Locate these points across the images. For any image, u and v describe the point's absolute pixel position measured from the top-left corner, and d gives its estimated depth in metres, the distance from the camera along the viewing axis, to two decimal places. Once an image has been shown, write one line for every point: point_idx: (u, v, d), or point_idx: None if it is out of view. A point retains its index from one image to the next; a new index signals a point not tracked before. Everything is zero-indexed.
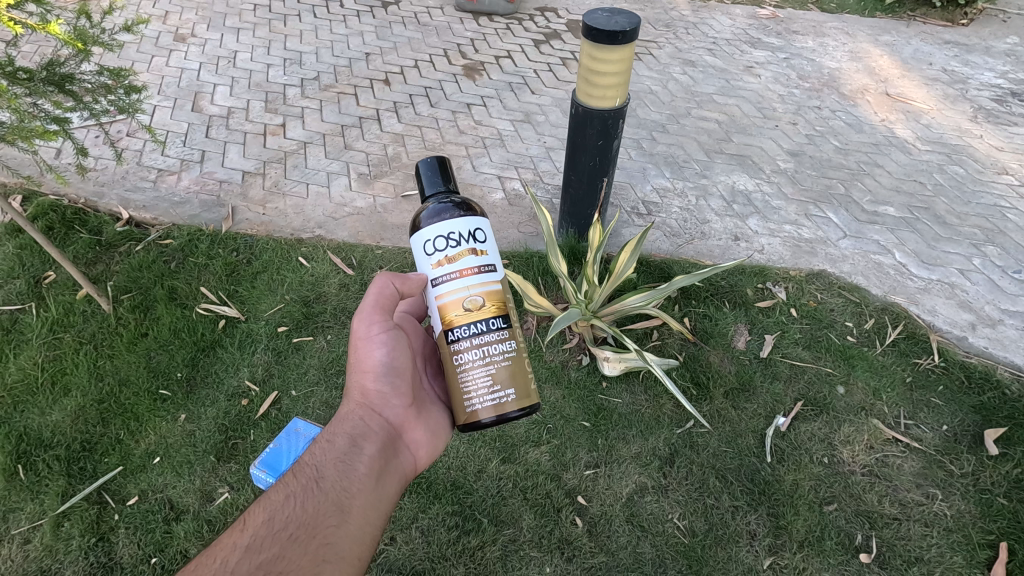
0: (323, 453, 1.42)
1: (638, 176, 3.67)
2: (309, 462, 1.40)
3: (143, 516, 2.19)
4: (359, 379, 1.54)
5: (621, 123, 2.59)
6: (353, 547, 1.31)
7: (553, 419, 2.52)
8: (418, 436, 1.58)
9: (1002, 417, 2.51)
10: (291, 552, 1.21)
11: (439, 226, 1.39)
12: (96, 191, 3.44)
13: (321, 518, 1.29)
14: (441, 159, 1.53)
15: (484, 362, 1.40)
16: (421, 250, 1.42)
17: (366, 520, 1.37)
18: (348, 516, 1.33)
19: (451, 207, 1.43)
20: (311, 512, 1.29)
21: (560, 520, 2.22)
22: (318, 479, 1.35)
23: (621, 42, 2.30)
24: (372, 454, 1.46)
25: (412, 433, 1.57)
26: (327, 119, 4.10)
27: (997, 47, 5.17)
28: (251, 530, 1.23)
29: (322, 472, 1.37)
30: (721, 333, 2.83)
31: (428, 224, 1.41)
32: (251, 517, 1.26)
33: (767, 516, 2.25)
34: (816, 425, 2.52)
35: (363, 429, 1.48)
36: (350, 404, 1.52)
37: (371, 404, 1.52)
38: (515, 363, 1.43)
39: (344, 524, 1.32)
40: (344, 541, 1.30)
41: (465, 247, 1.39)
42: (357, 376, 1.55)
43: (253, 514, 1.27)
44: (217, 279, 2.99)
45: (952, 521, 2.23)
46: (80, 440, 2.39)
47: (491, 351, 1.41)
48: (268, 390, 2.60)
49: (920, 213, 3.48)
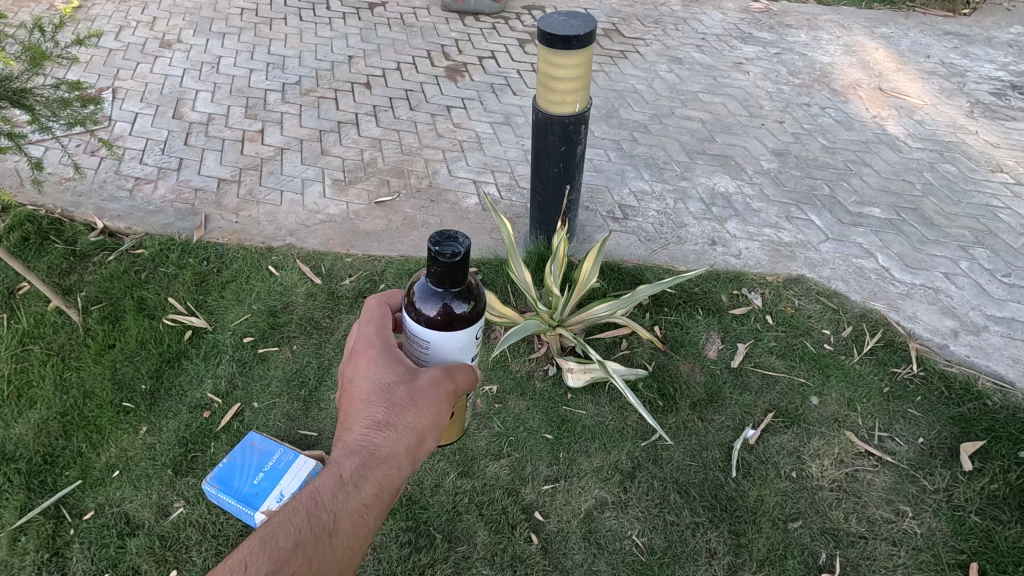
0: (345, 497, 1.22)
1: (616, 179, 3.60)
2: (326, 505, 1.20)
3: (98, 530, 2.20)
4: (402, 420, 1.30)
5: (582, 129, 2.53)
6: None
7: (515, 432, 2.48)
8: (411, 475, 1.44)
9: (980, 430, 2.41)
10: None
11: (466, 335, 1.25)
12: (73, 200, 3.46)
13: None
14: (458, 255, 1.11)
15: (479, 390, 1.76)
16: (464, 340, 1.28)
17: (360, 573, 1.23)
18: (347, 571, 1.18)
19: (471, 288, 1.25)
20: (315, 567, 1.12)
21: (515, 537, 2.18)
22: (330, 532, 1.17)
23: (576, 47, 2.23)
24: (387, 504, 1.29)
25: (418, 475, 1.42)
26: (305, 124, 4.08)
27: (999, 37, 4.98)
28: None
29: (338, 523, 1.19)
30: (692, 342, 2.76)
31: (453, 334, 1.24)
32: (256, 562, 1.07)
33: (727, 534, 2.19)
34: (785, 439, 2.44)
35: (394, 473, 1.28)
36: (390, 439, 1.30)
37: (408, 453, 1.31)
38: None
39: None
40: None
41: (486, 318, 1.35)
42: (400, 418, 1.30)
43: (256, 559, 1.07)
44: (186, 289, 2.99)
45: (922, 541, 2.15)
46: (42, 453, 2.41)
47: None
48: (231, 402, 2.59)
49: (907, 214, 3.36)
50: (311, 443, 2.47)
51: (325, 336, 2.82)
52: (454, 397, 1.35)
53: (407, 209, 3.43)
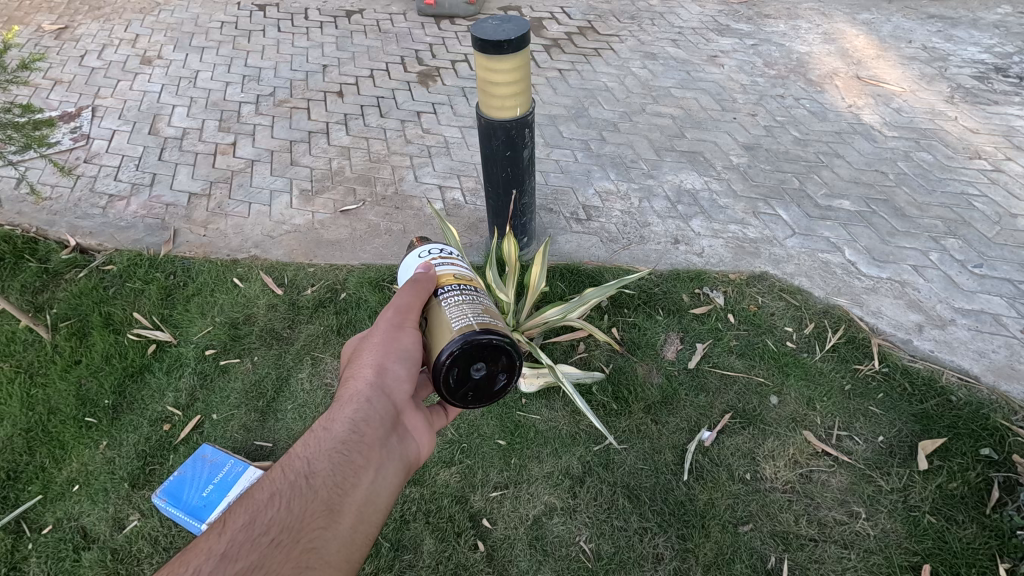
0: (320, 443, 1.19)
1: (582, 179, 3.58)
2: (301, 454, 1.17)
3: (55, 545, 2.26)
4: (359, 364, 1.38)
5: (526, 132, 2.51)
6: (345, 553, 1.09)
7: (468, 438, 2.47)
8: (422, 422, 1.39)
9: (942, 427, 2.35)
10: (269, 560, 0.99)
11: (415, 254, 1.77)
12: (48, 219, 3.54)
13: (306, 520, 1.07)
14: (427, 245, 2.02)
15: (479, 301, 1.57)
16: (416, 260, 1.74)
17: (362, 520, 1.14)
18: (338, 515, 1.11)
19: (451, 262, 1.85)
20: (296, 512, 1.07)
21: (460, 544, 2.18)
22: (308, 476, 1.13)
23: (508, 51, 2.20)
24: (376, 440, 1.25)
25: (413, 419, 1.37)
26: (276, 135, 4.12)
27: (986, 18, 4.84)
28: (228, 534, 1.01)
29: (318, 466, 1.15)
30: (650, 344, 2.73)
31: (418, 248, 1.79)
32: (237, 517, 1.05)
33: (675, 538, 2.16)
34: (741, 440, 2.40)
35: (367, 412, 1.28)
36: (352, 387, 1.33)
37: (376, 386, 1.33)
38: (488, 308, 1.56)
39: (333, 524, 1.09)
40: (336, 547, 1.08)
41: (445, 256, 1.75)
42: (358, 362, 1.38)
43: (232, 513, 1.06)
44: (152, 303, 3.04)
45: (875, 542, 2.10)
46: (6, 469, 2.47)
47: (476, 299, 1.57)
48: (191, 415, 2.62)
49: (877, 205, 3.30)
50: (265, 454, 2.48)
51: (285, 346, 2.84)
52: (407, 322, 1.50)
53: (372, 217, 3.46)
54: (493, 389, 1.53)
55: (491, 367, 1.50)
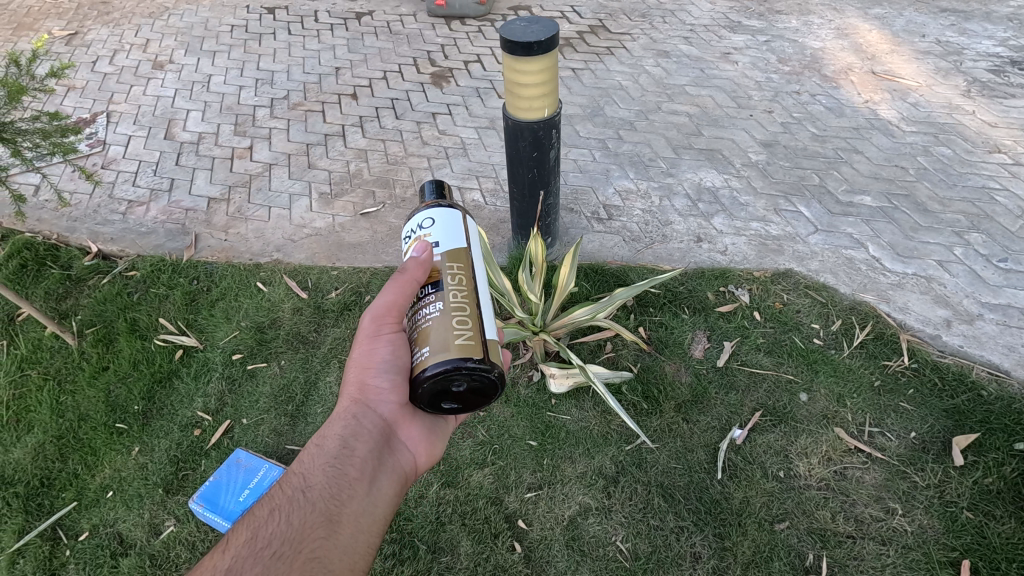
0: (314, 460, 1.31)
1: (601, 178, 3.57)
2: (298, 472, 1.30)
3: (93, 551, 2.26)
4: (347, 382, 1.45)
5: (553, 133, 2.51)
6: (344, 559, 1.20)
7: (500, 440, 2.48)
8: (416, 432, 1.48)
9: (975, 422, 2.35)
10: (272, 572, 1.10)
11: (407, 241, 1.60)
12: (69, 225, 3.55)
13: (306, 532, 1.18)
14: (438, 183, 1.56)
15: (421, 322, 1.36)
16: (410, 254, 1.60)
17: (361, 529, 1.26)
18: (337, 527, 1.23)
19: (458, 218, 1.52)
20: (296, 526, 1.19)
21: (497, 546, 2.18)
22: (304, 490, 1.26)
23: (537, 52, 2.20)
24: (368, 455, 1.36)
25: (408, 430, 1.47)
26: (293, 139, 4.13)
27: (999, 11, 4.83)
28: (232, 551, 1.13)
29: (311, 482, 1.27)
30: (677, 343, 2.72)
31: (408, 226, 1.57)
32: (239, 535, 1.17)
33: (712, 537, 2.16)
34: (773, 437, 2.40)
35: (355, 427, 1.39)
36: (340, 405, 1.44)
37: (361, 402, 1.42)
38: (437, 320, 1.33)
39: (333, 535, 1.21)
40: (334, 554, 1.19)
41: (416, 240, 1.49)
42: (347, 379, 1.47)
43: (236, 533, 1.18)
44: (177, 309, 3.04)
45: (912, 539, 2.10)
46: (39, 476, 2.48)
47: (425, 316, 1.36)
48: (221, 419, 2.62)
49: (899, 201, 3.30)
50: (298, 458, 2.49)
51: (312, 350, 2.84)
52: (383, 329, 1.44)
53: (392, 220, 3.46)
54: (487, 386, 1.33)
55: (463, 381, 1.31)
